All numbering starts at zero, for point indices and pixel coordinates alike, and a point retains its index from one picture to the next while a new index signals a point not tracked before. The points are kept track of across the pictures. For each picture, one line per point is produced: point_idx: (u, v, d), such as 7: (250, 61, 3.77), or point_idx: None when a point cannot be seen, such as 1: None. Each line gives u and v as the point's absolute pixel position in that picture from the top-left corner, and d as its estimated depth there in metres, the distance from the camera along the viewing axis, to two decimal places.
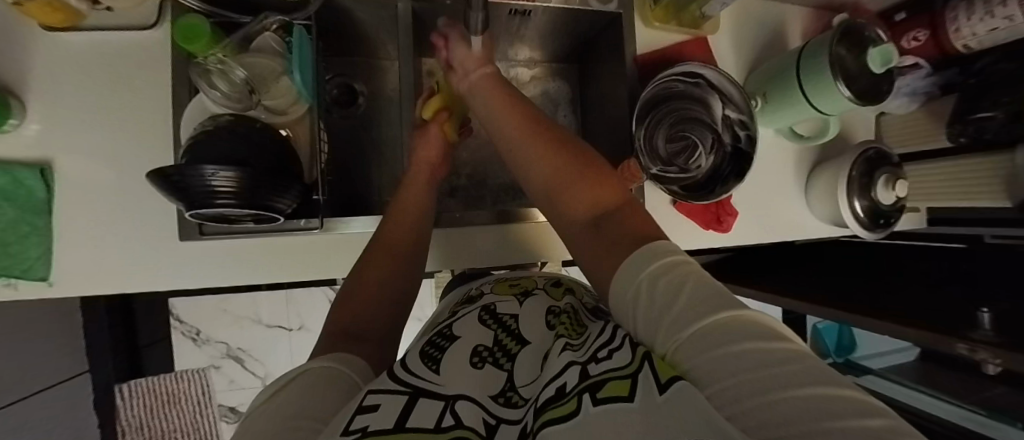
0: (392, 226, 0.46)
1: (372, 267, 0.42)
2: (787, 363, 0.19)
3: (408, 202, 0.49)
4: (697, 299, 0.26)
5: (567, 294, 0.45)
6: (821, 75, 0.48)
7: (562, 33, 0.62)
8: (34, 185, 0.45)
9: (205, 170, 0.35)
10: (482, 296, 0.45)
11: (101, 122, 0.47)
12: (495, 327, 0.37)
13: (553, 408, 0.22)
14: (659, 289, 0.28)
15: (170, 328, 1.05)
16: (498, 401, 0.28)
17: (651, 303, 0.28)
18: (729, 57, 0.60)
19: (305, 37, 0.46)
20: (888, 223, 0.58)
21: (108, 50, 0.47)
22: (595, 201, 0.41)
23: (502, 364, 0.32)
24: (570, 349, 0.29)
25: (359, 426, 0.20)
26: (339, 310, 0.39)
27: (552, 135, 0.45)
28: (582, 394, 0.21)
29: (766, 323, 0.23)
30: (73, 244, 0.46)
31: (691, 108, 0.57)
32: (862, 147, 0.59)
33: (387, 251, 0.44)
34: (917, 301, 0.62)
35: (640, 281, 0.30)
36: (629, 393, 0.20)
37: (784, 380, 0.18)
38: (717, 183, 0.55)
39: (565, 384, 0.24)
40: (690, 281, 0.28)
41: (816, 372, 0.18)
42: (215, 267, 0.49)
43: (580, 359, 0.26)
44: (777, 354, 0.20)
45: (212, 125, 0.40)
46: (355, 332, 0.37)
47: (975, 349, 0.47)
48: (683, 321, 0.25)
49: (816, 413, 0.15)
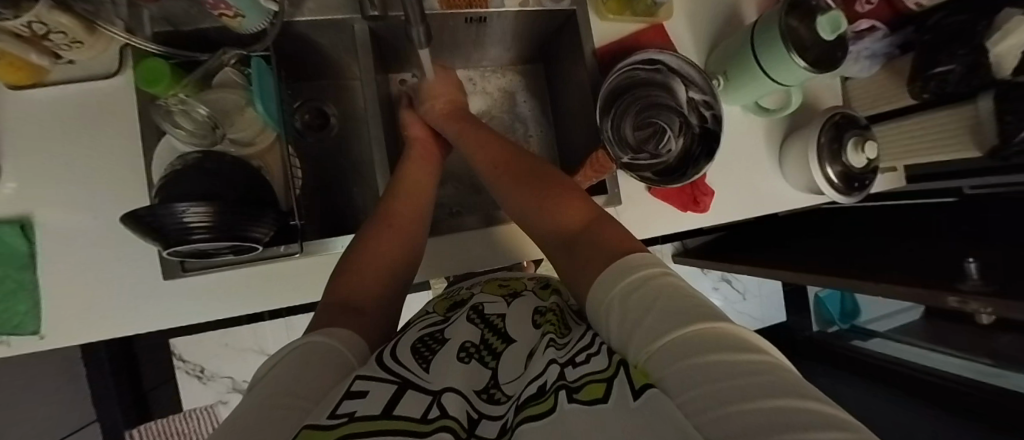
0: (400, 223, 0.47)
1: (364, 259, 0.42)
2: (760, 374, 0.19)
3: (400, 217, 0.47)
4: (680, 310, 0.26)
5: (553, 293, 0.45)
6: (777, 50, 0.48)
7: (523, 36, 0.63)
8: (15, 241, 0.46)
9: (177, 207, 0.36)
10: (472, 297, 0.45)
11: (76, 173, 0.48)
12: (482, 326, 0.38)
13: (534, 405, 0.22)
14: (633, 303, 0.29)
15: (174, 369, 1.04)
16: (482, 397, 0.28)
17: (628, 312, 0.28)
18: (688, 41, 0.61)
19: (264, 67, 0.46)
20: (864, 185, 0.60)
21: (76, 102, 0.48)
22: (567, 221, 0.43)
23: (486, 361, 0.33)
24: (554, 346, 0.30)
25: (346, 412, 0.20)
26: (336, 282, 0.40)
27: (524, 171, 0.48)
28: (558, 391, 0.22)
29: (747, 338, 0.23)
30: (61, 293, 0.47)
31: (657, 94, 0.57)
32: (830, 113, 0.60)
33: (384, 254, 0.43)
34: (904, 259, 0.62)
35: (613, 297, 0.31)
36: (604, 394, 0.21)
37: (750, 390, 0.18)
38: (689, 165, 0.55)
39: (545, 382, 0.24)
40: (665, 295, 0.28)
41: (787, 384, 0.18)
42: (200, 303, 0.50)
43: (560, 359, 0.27)
44: (750, 365, 0.20)
45: (181, 165, 0.41)
46: (353, 304, 0.37)
47: (965, 301, 0.47)
48: (662, 328, 0.25)
49: (779, 424, 0.14)
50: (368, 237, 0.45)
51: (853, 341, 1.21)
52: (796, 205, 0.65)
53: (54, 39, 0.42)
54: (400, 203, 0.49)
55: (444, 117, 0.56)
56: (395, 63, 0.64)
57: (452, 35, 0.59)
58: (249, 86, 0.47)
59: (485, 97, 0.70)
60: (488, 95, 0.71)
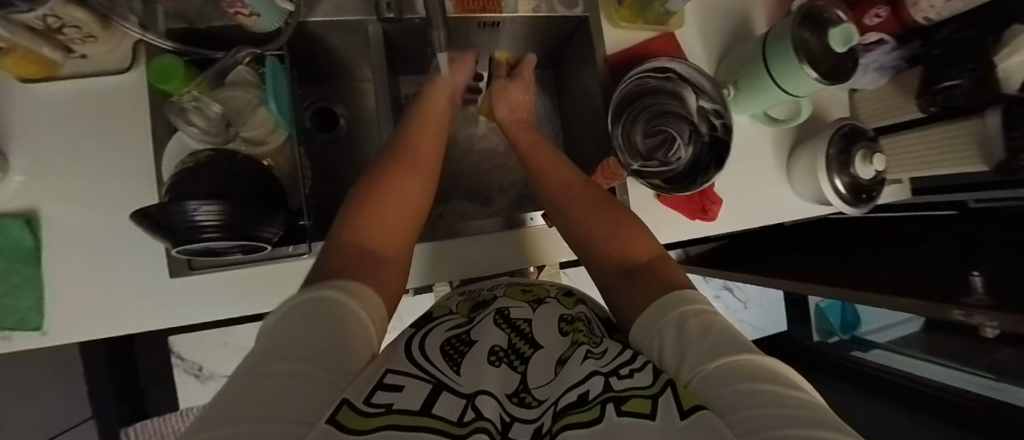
0: (415, 172, 0.44)
1: (376, 206, 0.39)
2: (806, 409, 0.19)
3: (415, 166, 0.45)
4: (726, 341, 0.27)
5: (579, 303, 0.43)
6: (788, 62, 0.48)
7: (533, 41, 0.64)
8: (21, 235, 0.45)
9: (189, 206, 0.35)
10: (495, 298, 0.44)
11: (84, 168, 0.48)
12: (509, 329, 0.37)
13: (574, 412, 0.23)
14: (688, 325, 0.29)
15: (173, 367, 1.01)
16: (513, 400, 0.29)
17: (679, 336, 0.29)
18: (698, 50, 0.62)
19: (277, 66, 0.46)
20: (871, 196, 0.60)
21: (86, 97, 0.48)
22: (625, 253, 0.42)
23: (516, 366, 0.33)
24: (592, 357, 0.29)
25: (383, 402, 0.21)
26: (355, 221, 0.38)
27: (583, 194, 0.48)
28: (606, 403, 0.22)
29: (790, 377, 0.24)
30: (66, 289, 0.47)
31: (665, 102, 0.57)
32: (837, 124, 0.60)
33: (400, 206, 0.41)
34: (910, 272, 0.62)
35: (669, 320, 0.31)
36: (650, 411, 0.21)
37: (795, 419, 0.18)
38: (698, 173, 0.56)
39: (587, 392, 0.24)
40: (718, 329, 0.28)
41: (821, 417, 0.19)
42: (202, 302, 0.49)
43: (603, 369, 0.26)
44: (796, 401, 0.20)
45: (193, 162, 0.41)
46: (373, 252, 0.36)
47: (970, 314, 0.47)
48: (709, 354, 0.25)
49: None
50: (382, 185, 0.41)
51: (854, 352, 1.20)
52: (801, 216, 0.65)
53: (69, 33, 0.41)
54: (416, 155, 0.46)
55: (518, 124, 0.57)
56: (407, 65, 0.64)
57: (464, 38, 0.59)
58: (261, 85, 0.47)
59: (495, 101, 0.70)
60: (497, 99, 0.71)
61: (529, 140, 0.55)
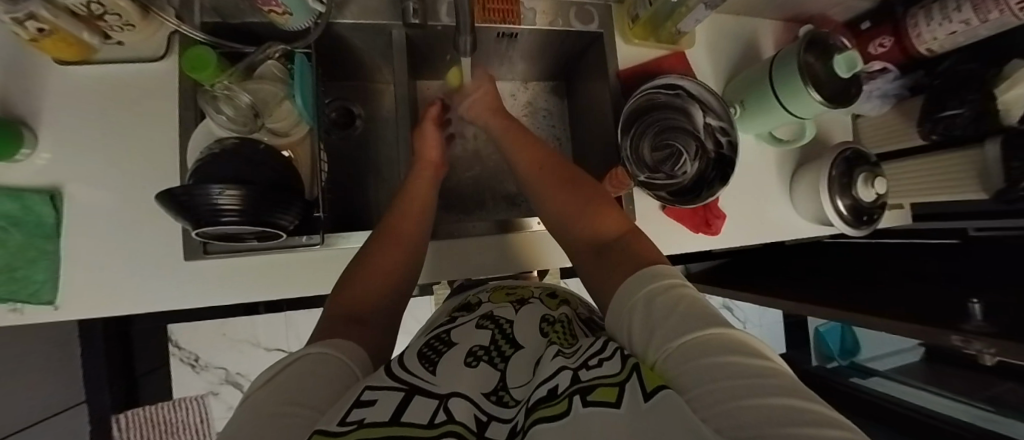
0: (402, 232, 0.47)
1: (372, 266, 0.43)
2: (764, 378, 0.21)
3: (403, 227, 0.47)
4: (694, 317, 0.28)
5: (561, 304, 0.45)
6: (794, 84, 0.50)
7: (549, 53, 0.66)
8: (44, 210, 0.46)
9: (211, 189, 0.37)
10: (480, 303, 0.45)
11: (109, 150, 0.49)
12: (492, 329, 0.38)
13: (545, 407, 0.23)
14: (657, 306, 0.30)
15: (169, 355, 1.07)
16: (491, 399, 0.28)
17: (648, 315, 0.30)
18: (707, 69, 0.64)
19: (305, 64, 0.48)
20: (872, 219, 0.61)
21: (116, 81, 0.50)
22: (601, 231, 0.45)
23: (496, 363, 0.33)
24: (563, 354, 0.30)
25: (355, 419, 0.21)
26: (344, 293, 0.40)
27: (563, 169, 0.51)
28: (572, 395, 0.23)
29: (755, 346, 0.25)
30: (82, 265, 0.48)
31: (674, 118, 0.59)
32: (840, 148, 0.62)
33: (389, 268, 0.43)
34: (910, 297, 0.63)
35: (639, 298, 0.33)
36: (615, 399, 0.22)
37: (747, 391, 0.20)
38: (705, 187, 0.57)
39: (557, 386, 0.25)
40: (683, 303, 0.30)
41: (784, 384, 0.20)
42: (209, 286, 0.50)
43: (572, 365, 0.27)
44: (756, 370, 0.21)
45: (218, 149, 0.43)
46: (356, 315, 0.38)
47: (968, 340, 0.48)
48: (674, 332, 0.27)
49: (784, 420, 0.17)
50: (370, 252, 0.44)
51: (852, 378, 1.18)
52: (802, 235, 0.66)
53: (109, 20, 0.44)
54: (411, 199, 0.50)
55: (490, 113, 0.55)
56: (425, 71, 0.67)
57: (482, 48, 0.62)
58: (289, 81, 0.49)
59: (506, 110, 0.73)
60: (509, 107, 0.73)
61: (507, 129, 0.54)
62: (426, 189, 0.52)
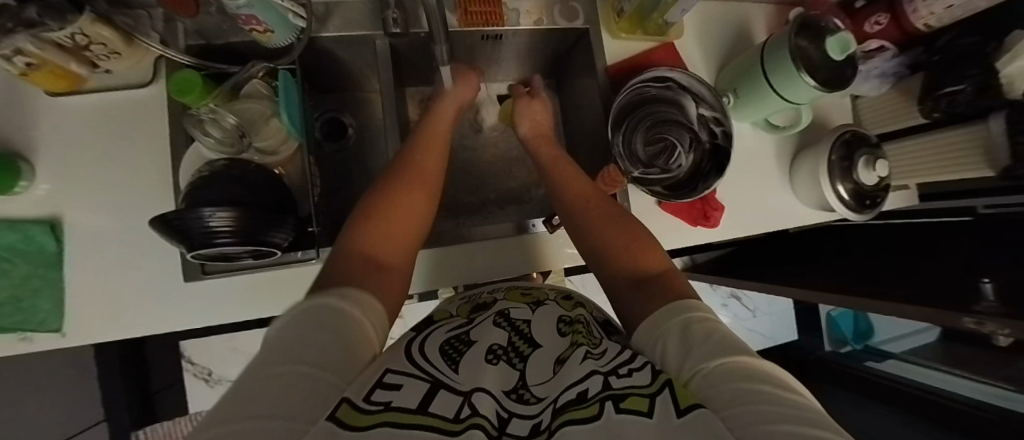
0: (421, 178, 0.46)
1: (394, 218, 0.41)
2: (800, 411, 0.20)
3: (416, 190, 0.44)
4: (730, 346, 0.27)
5: (577, 306, 0.43)
6: (786, 70, 0.49)
7: (537, 52, 0.65)
8: (45, 241, 0.47)
9: (204, 213, 0.38)
10: (495, 301, 0.43)
11: (105, 177, 0.50)
12: (509, 329, 0.37)
13: (573, 409, 0.23)
14: (694, 332, 0.30)
15: (182, 370, 1.06)
16: (512, 397, 0.28)
17: (683, 338, 0.30)
18: (698, 60, 0.62)
19: (289, 79, 0.47)
20: (875, 203, 0.60)
21: (107, 109, 0.51)
22: (643, 264, 0.42)
23: (515, 363, 0.33)
24: (592, 357, 0.29)
25: (381, 399, 0.21)
26: (360, 234, 0.39)
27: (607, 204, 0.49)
28: (604, 401, 0.22)
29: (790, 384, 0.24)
30: (85, 292, 0.49)
31: (665, 111, 0.58)
32: (839, 131, 0.60)
33: (413, 220, 0.42)
34: (920, 280, 0.61)
35: (676, 323, 0.32)
36: (647, 409, 0.21)
37: (780, 417, 0.20)
38: (699, 180, 0.56)
39: (587, 390, 0.24)
40: (717, 333, 0.29)
41: (820, 420, 0.20)
42: (210, 305, 0.51)
43: (602, 369, 0.27)
44: (790, 402, 0.21)
45: (209, 171, 0.43)
46: (372, 259, 0.37)
47: (982, 322, 0.46)
48: (708, 356, 0.26)
49: None
50: (378, 201, 0.42)
51: (867, 362, 1.16)
52: (805, 222, 0.65)
53: (94, 50, 0.44)
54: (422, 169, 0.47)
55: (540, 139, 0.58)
56: (413, 78, 0.66)
57: (468, 51, 0.61)
58: (274, 97, 0.49)
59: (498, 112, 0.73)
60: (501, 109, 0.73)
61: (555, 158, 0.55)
62: (436, 162, 0.49)
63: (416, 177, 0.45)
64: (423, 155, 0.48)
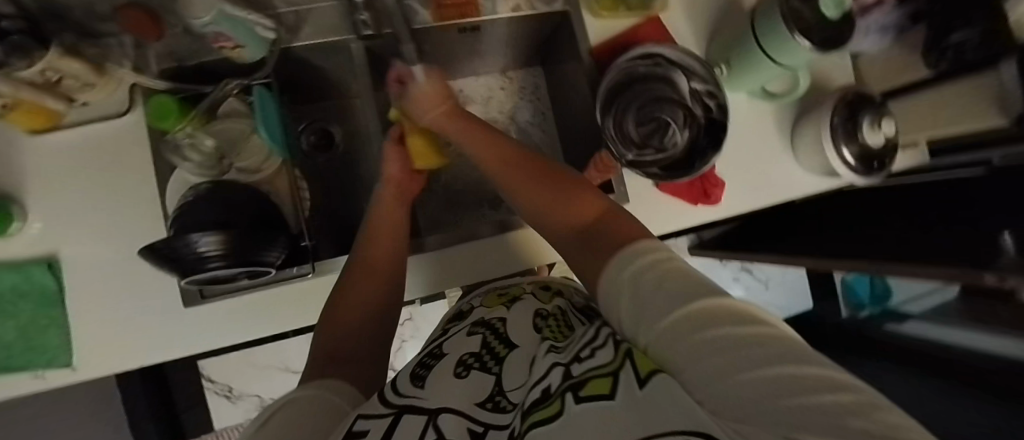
0: (384, 232, 0.49)
1: (354, 290, 0.43)
2: (762, 347, 0.20)
3: (377, 245, 0.47)
4: (680, 289, 0.26)
5: (555, 297, 0.44)
6: (778, 34, 0.47)
7: (519, 40, 0.63)
8: (46, 279, 0.48)
9: (192, 238, 0.38)
10: (473, 310, 0.45)
11: (94, 211, 0.50)
12: (484, 331, 0.38)
13: (537, 410, 0.22)
14: (646, 285, 0.29)
15: (203, 390, 1.05)
16: (486, 406, 0.28)
17: (637, 296, 0.29)
18: (686, 32, 0.60)
19: (266, 95, 0.47)
20: (883, 165, 0.57)
21: (89, 142, 0.50)
22: (578, 214, 0.42)
23: (489, 367, 0.32)
24: (555, 351, 0.30)
25: None
26: (327, 325, 0.40)
27: (527, 162, 0.46)
28: (564, 394, 0.21)
29: (746, 310, 0.24)
30: (88, 326, 0.49)
31: (658, 88, 0.55)
32: (841, 92, 0.57)
33: (374, 276, 0.45)
34: (936, 240, 0.58)
35: (626, 280, 0.31)
36: (610, 390, 0.20)
37: (744, 363, 0.19)
38: (697, 157, 0.54)
39: (549, 385, 0.24)
40: (670, 276, 0.28)
41: (784, 350, 0.19)
42: (210, 329, 0.51)
43: (564, 360, 0.26)
44: (751, 338, 0.21)
45: (193, 196, 0.42)
46: (339, 351, 0.38)
47: (1004, 279, 0.43)
48: (662, 311, 0.25)
49: (777, 392, 0.17)
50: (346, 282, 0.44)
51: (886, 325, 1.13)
52: (811, 191, 0.62)
53: (67, 84, 0.44)
54: (379, 221, 0.49)
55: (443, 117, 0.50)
56: None
57: (447, 47, 0.60)
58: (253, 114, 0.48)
59: (486, 107, 0.71)
60: (488, 103, 0.71)
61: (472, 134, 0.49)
62: (395, 207, 0.51)
63: (377, 232, 0.48)
64: (387, 196, 0.51)
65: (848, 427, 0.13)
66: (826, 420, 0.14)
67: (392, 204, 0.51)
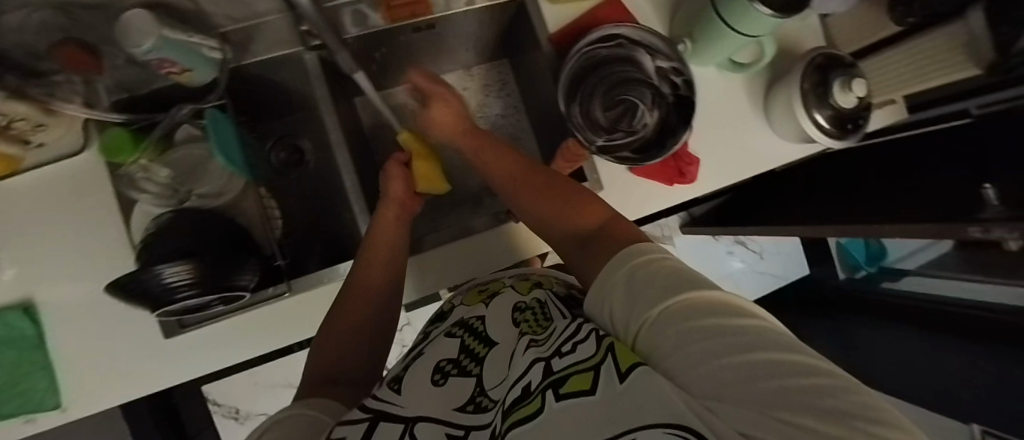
0: (380, 245, 0.48)
1: (346, 310, 0.43)
2: (751, 334, 0.18)
3: (370, 266, 0.47)
4: (670, 279, 0.23)
5: (535, 286, 0.41)
6: (737, 2, 0.45)
7: (480, 34, 0.62)
8: (22, 324, 0.48)
9: (159, 269, 0.37)
10: (454, 309, 0.45)
11: (65, 251, 0.49)
12: (462, 335, 0.37)
13: (521, 407, 0.22)
14: (636, 280, 0.25)
15: (210, 413, 1.06)
16: (467, 408, 0.28)
17: (630, 292, 0.25)
18: (648, 9, 0.58)
19: (220, 116, 0.46)
20: (858, 125, 0.56)
21: (52, 182, 0.50)
22: (580, 221, 0.39)
23: (469, 369, 0.32)
24: (534, 345, 0.29)
25: None
26: (324, 347, 0.40)
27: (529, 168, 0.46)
28: (545, 390, 0.21)
29: (738, 304, 0.22)
30: (72, 367, 0.49)
31: (622, 69, 0.54)
32: (810, 55, 0.56)
33: (364, 292, 0.45)
34: (919, 196, 0.58)
35: (619, 279, 0.27)
36: (590, 385, 0.20)
37: (727, 349, 0.18)
38: (668, 135, 0.53)
39: (529, 383, 0.23)
40: (665, 273, 0.24)
41: (770, 338, 0.18)
42: (194, 359, 0.50)
43: (545, 354, 0.25)
44: (741, 328, 0.19)
45: (155, 226, 0.42)
46: (332, 374, 0.37)
47: (987, 231, 0.43)
48: (649, 302, 0.22)
49: (751, 376, 0.16)
50: (343, 301, 0.44)
51: (884, 283, 1.13)
52: (789, 160, 0.61)
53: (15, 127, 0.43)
54: (375, 239, 0.48)
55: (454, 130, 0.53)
56: (355, 87, 0.64)
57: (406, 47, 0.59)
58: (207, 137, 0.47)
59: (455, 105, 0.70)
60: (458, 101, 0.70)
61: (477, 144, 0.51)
62: (395, 223, 0.51)
63: (376, 253, 0.47)
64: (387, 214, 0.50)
65: (822, 407, 0.13)
66: (805, 403, 0.14)
67: (387, 225, 0.50)
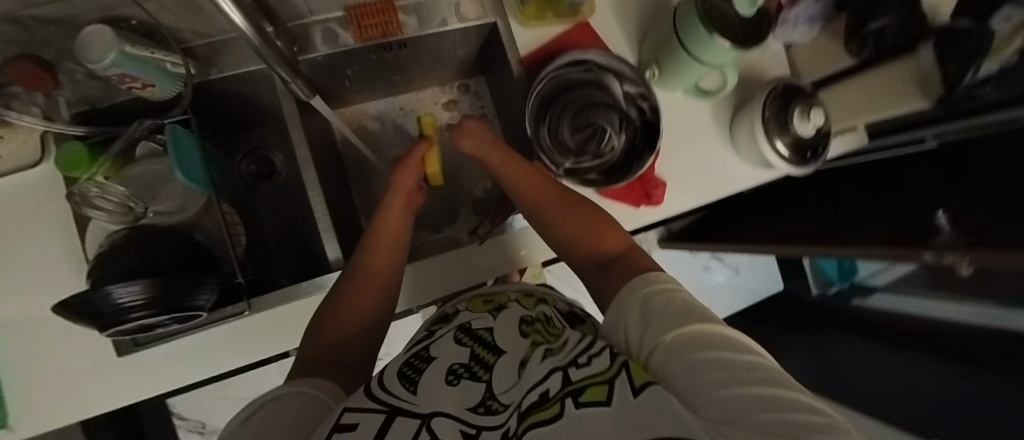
0: (389, 237, 0.49)
1: (345, 301, 0.43)
2: (755, 369, 0.20)
3: (376, 257, 0.47)
4: (682, 311, 0.27)
5: (539, 303, 0.43)
6: (697, 33, 0.46)
7: (454, 53, 0.63)
8: None
9: (111, 290, 0.36)
10: (458, 314, 0.42)
11: (18, 266, 0.48)
12: (472, 345, 0.34)
13: (537, 411, 0.21)
14: (653, 306, 0.29)
15: (175, 428, 1.04)
16: (479, 411, 0.26)
17: (642, 318, 0.28)
18: (618, 34, 0.60)
19: (179, 131, 0.45)
20: (817, 153, 0.58)
21: (6, 196, 0.49)
22: (601, 249, 0.44)
23: (479, 375, 0.30)
24: (551, 355, 0.29)
25: None
26: (319, 337, 0.39)
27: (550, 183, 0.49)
28: (564, 398, 0.21)
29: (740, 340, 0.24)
30: (19, 384, 0.47)
31: (591, 93, 0.56)
32: (773, 84, 0.58)
33: (370, 280, 0.44)
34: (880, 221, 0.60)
35: (637, 299, 0.31)
36: (606, 396, 0.20)
37: (733, 378, 0.19)
38: (633, 160, 0.54)
39: (548, 390, 0.22)
40: (678, 303, 0.28)
41: (770, 374, 0.20)
42: (147, 378, 0.49)
43: (563, 364, 0.25)
44: (742, 363, 0.21)
45: (108, 248, 0.42)
46: (326, 359, 0.37)
47: (940, 256, 0.44)
48: (664, 327, 0.25)
49: (757, 405, 0.17)
50: (345, 287, 0.44)
51: (855, 300, 1.13)
52: (754, 184, 0.63)
53: None
54: (388, 226, 0.50)
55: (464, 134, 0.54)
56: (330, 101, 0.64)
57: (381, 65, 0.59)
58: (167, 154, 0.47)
59: None
60: None
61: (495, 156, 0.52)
62: (402, 214, 0.52)
63: (388, 242, 0.48)
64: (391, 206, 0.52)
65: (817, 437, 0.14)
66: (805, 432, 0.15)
67: (394, 218, 0.51)
